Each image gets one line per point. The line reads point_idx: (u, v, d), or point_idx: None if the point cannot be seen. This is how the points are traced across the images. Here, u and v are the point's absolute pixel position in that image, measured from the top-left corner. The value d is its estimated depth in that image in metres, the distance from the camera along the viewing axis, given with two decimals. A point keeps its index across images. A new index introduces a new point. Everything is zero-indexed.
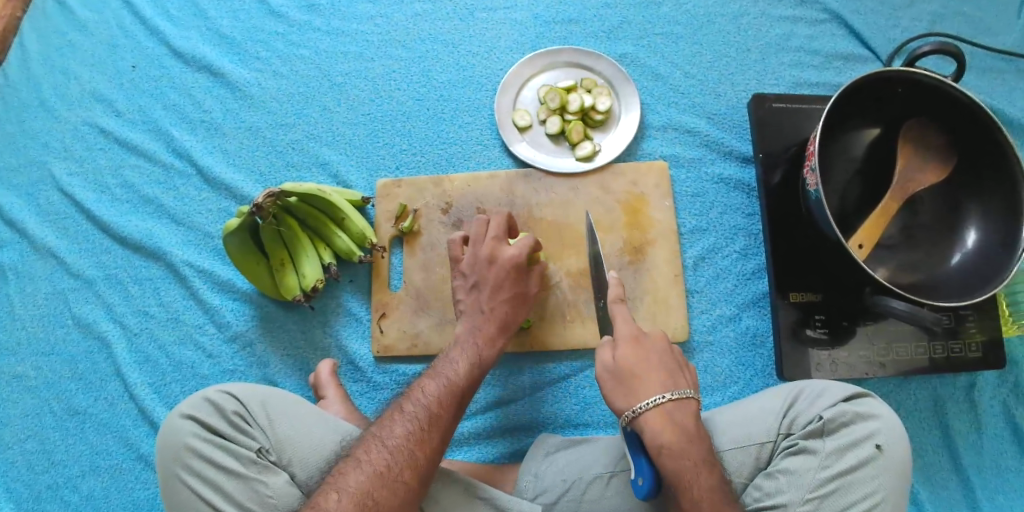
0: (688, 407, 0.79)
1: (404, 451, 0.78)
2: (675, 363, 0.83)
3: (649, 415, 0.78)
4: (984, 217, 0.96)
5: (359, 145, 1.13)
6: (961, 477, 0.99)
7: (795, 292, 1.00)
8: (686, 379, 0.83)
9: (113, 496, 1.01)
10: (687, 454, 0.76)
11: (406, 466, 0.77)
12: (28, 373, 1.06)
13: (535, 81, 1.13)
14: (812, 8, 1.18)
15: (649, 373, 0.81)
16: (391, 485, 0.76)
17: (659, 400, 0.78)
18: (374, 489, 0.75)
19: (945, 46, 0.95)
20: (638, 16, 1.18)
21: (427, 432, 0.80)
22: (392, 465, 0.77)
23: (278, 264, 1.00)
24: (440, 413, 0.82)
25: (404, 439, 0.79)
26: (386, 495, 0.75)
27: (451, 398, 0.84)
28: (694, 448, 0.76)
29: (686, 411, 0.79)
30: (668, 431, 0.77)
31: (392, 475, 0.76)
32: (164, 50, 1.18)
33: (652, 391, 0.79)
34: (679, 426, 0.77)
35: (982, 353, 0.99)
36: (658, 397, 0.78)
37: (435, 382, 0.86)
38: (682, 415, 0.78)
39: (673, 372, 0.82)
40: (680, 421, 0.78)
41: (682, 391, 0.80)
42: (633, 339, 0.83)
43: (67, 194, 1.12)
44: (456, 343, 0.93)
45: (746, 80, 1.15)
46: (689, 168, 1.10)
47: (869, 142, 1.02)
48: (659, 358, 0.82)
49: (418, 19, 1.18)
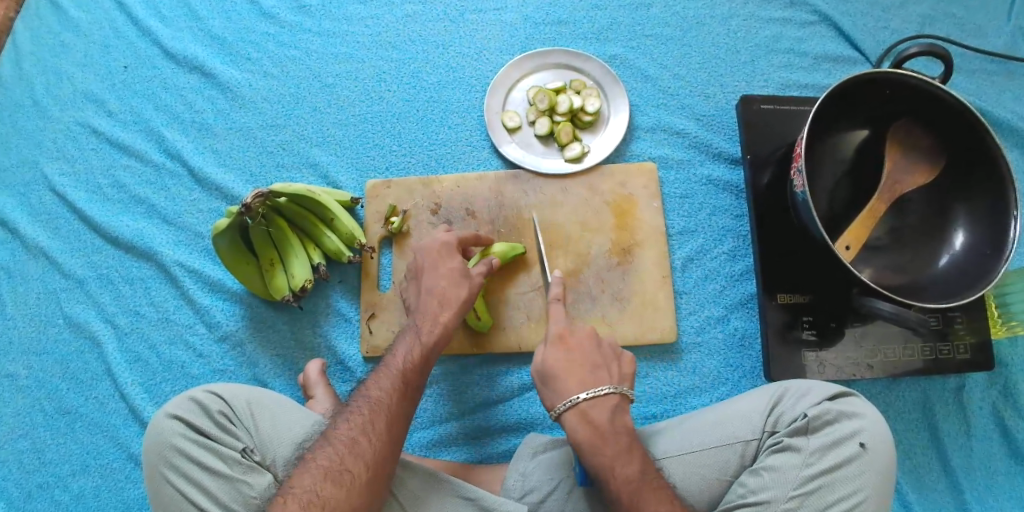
0: (609, 402, 0.82)
1: (346, 448, 0.78)
2: (603, 356, 0.85)
3: (567, 416, 0.81)
4: (970, 219, 0.96)
5: (349, 146, 1.13)
6: (949, 479, 0.99)
7: (783, 294, 1.00)
8: (611, 371, 0.85)
9: (103, 495, 1.01)
10: (604, 449, 0.79)
11: (350, 458, 0.77)
12: (20, 372, 1.07)
13: (525, 82, 1.13)
14: (801, 9, 1.18)
15: (572, 374, 0.83)
16: (338, 476, 0.76)
17: (575, 400, 0.81)
18: (320, 486, 0.75)
19: (933, 48, 0.95)
20: (628, 18, 1.18)
21: (371, 422, 0.81)
22: (336, 457, 0.77)
23: (268, 264, 1.01)
24: (384, 404, 0.82)
25: (348, 436, 0.79)
26: (333, 487, 0.75)
27: (396, 389, 0.84)
28: (611, 442, 0.79)
29: (603, 409, 0.81)
30: (583, 430, 0.80)
31: (337, 465, 0.77)
32: (155, 51, 1.19)
33: (569, 390, 0.82)
34: (592, 426, 0.80)
35: (970, 355, 0.99)
36: (572, 398, 0.81)
37: (379, 372, 0.86)
38: (597, 412, 0.81)
39: (597, 367, 0.84)
40: (598, 418, 0.81)
41: (598, 388, 0.82)
42: (558, 339, 0.85)
43: (59, 194, 1.13)
44: (401, 332, 0.93)
45: (735, 82, 1.15)
46: (678, 169, 1.10)
47: (858, 143, 1.02)
48: (583, 355, 0.85)
49: (408, 21, 1.19)
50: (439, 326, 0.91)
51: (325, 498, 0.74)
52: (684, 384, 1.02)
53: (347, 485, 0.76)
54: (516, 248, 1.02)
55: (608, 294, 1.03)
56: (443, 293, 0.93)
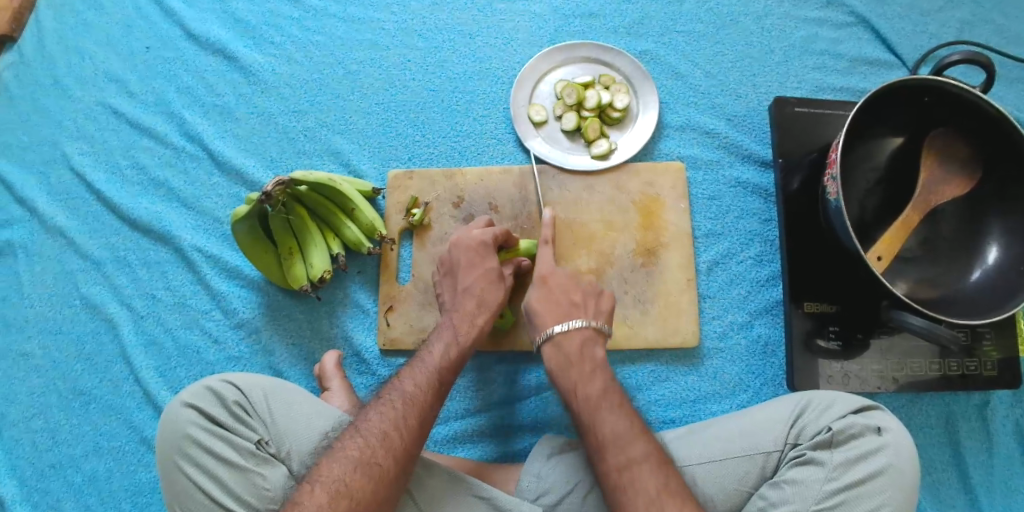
0: (581, 334, 0.88)
1: (377, 441, 0.77)
2: (581, 297, 0.91)
3: (544, 348, 0.89)
4: (1005, 234, 0.94)
5: (372, 135, 1.11)
6: (969, 495, 0.97)
7: (809, 302, 0.98)
8: (588, 309, 0.91)
9: (115, 478, 1.01)
10: (570, 372, 0.85)
11: (381, 451, 0.77)
12: (35, 352, 1.06)
13: (552, 76, 1.11)
14: (838, 10, 1.15)
15: (547, 311, 0.90)
16: (367, 468, 0.75)
17: (549, 332, 0.88)
18: (349, 476, 0.74)
19: (975, 56, 0.93)
20: (660, 13, 1.15)
21: (403, 417, 0.80)
22: (367, 449, 0.77)
23: (286, 253, 0.99)
24: (417, 401, 0.82)
25: (380, 428, 0.78)
26: (362, 479, 0.75)
27: (432, 384, 0.84)
28: (577, 367, 0.85)
29: (574, 339, 0.87)
30: (555, 358, 0.87)
31: (368, 457, 0.76)
32: (178, 33, 1.17)
33: (546, 323, 0.89)
34: (562, 354, 0.87)
35: (997, 372, 0.97)
36: (548, 329, 0.89)
37: (413, 367, 0.86)
38: (568, 342, 0.87)
39: (575, 304, 0.90)
40: (570, 349, 0.87)
41: (572, 321, 0.88)
42: (541, 279, 0.93)
43: (78, 174, 1.12)
44: (436, 328, 0.92)
45: (767, 82, 1.12)
46: (706, 169, 1.08)
47: (892, 151, 0.99)
48: (562, 292, 0.91)
49: (435, 9, 1.16)
50: (477, 330, 0.91)
51: (353, 489, 0.74)
52: (704, 389, 1.00)
53: (376, 479, 0.75)
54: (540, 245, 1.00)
55: (630, 295, 1.02)
56: (483, 296, 0.93)
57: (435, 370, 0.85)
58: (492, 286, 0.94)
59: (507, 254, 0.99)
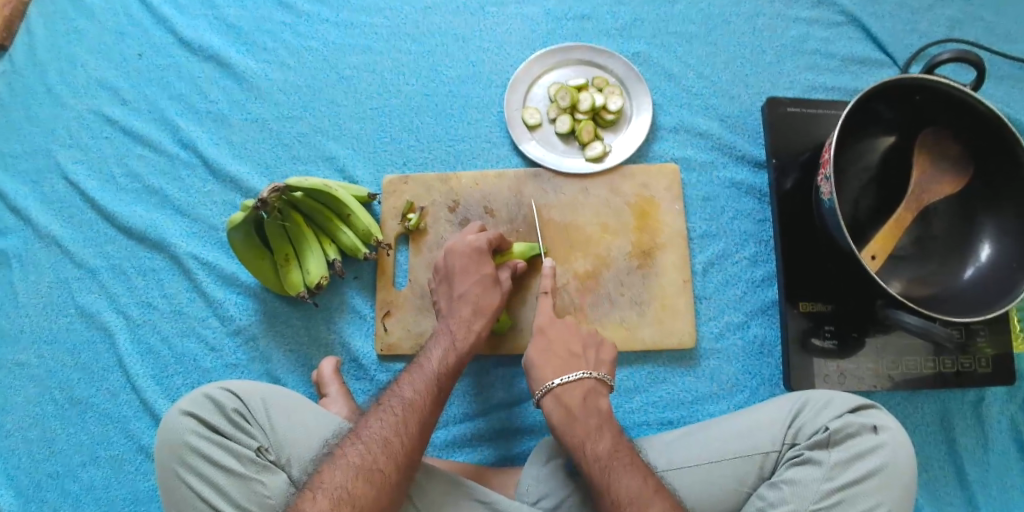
0: (582, 385, 0.87)
1: (379, 447, 0.78)
2: (580, 347, 0.91)
3: (545, 400, 0.87)
4: (997, 232, 0.94)
5: (367, 140, 1.11)
6: (966, 492, 0.98)
7: (804, 302, 0.99)
8: (589, 359, 0.90)
9: (114, 487, 1.01)
10: (577, 425, 0.84)
11: (382, 457, 0.77)
12: (31, 362, 1.06)
13: (546, 79, 1.11)
14: (829, 10, 1.15)
15: (548, 362, 0.89)
16: (368, 475, 0.75)
17: (551, 384, 0.87)
18: (351, 484, 0.74)
19: (965, 55, 0.93)
20: (653, 15, 1.16)
21: (404, 423, 0.80)
22: (368, 456, 0.77)
23: (283, 259, 0.99)
24: (417, 407, 0.82)
25: (381, 435, 0.79)
26: (363, 486, 0.75)
27: (430, 388, 0.84)
28: (583, 421, 0.84)
29: (575, 391, 0.86)
30: (558, 412, 0.85)
31: (369, 464, 0.76)
32: (170, 39, 1.17)
33: (547, 375, 0.88)
34: (566, 409, 0.85)
35: (991, 368, 0.98)
36: (549, 383, 0.87)
37: (412, 373, 0.86)
38: (570, 395, 0.86)
39: (574, 355, 0.90)
40: (572, 402, 0.86)
41: (573, 373, 0.87)
42: (539, 333, 0.92)
43: (72, 183, 1.11)
44: (435, 334, 0.93)
45: (760, 83, 1.13)
46: (701, 171, 1.09)
47: (884, 150, 1.00)
48: (560, 342, 0.91)
49: (428, 13, 1.16)
50: (474, 334, 0.91)
51: (355, 496, 0.74)
52: (701, 389, 1.01)
53: (378, 485, 0.75)
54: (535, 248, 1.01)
55: (626, 297, 1.02)
56: (477, 301, 0.93)
57: (433, 376, 0.86)
58: (488, 290, 0.94)
59: (501, 257, 1.01)
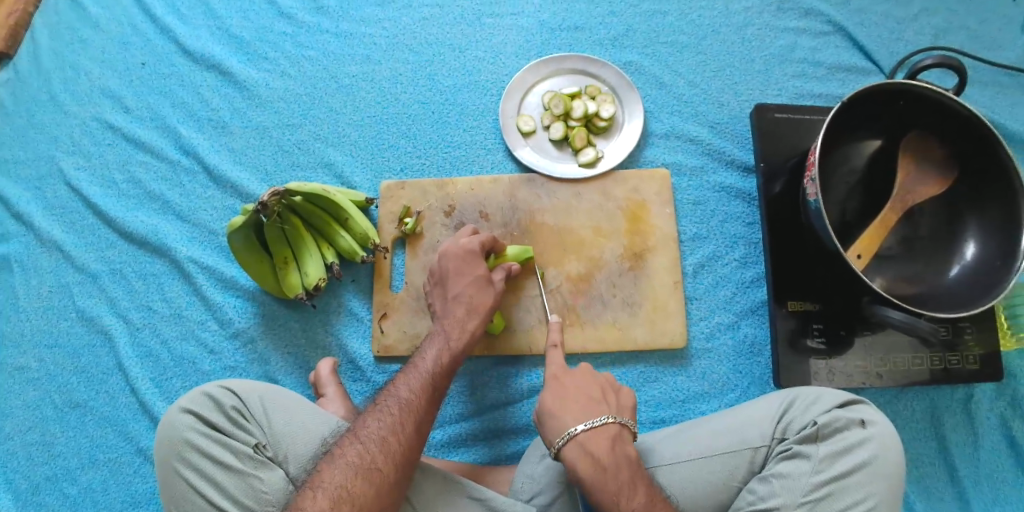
0: (608, 433, 0.79)
1: (376, 447, 0.79)
2: (599, 390, 0.84)
3: (567, 450, 0.79)
4: (982, 231, 0.96)
5: (365, 146, 1.14)
6: (957, 489, 0.99)
7: (793, 302, 1.01)
8: (610, 404, 0.83)
9: (112, 489, 1.02)
10: (609, 480, 0.77)
11: (380, 456, 0.78)
12: (31, 365, 1.07)
13: (540, 87, 1.14)
14: (816, 19, 1.19)
15: (568, 408, 0.82)
16: (367, 474, 0.77)
17: (574, 432, 0.79)
18: (350, 482, 0.75)
19: (947, 60, 0.96)
20: (643, 25, 1.19)
21: (400, 423, 0.81)
22: (366, 455, 0.78)
23: (282, 262, 1.01)
24: (413, 406, 0.83)
25: (378, 434, 0.80)
26: (362, 485, 0.76)
27: (426, 388, 0.86)
28: (614, 475, 0.77)
29: (602, 442, 0.79)
30: (584, 466, 0.78)
31: (367, 463, 0.77)
32: (173, 49, 1.20)
33: (567, 423, 0.80)
34: (594, 461, 0.78)
35: (979, 365, 0.99)
36: (571, 430, 0.79)
37: (407, 373, 0.88)
38: (596, 444, 0.78)
39: (594, 400, 0.83)
40: (599, 451, 0.78)
41: (596, 419, 0.80)
42: (556, 379, 0.85)
43: (74, 189, 1.14)
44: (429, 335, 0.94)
45: (749, 90, 1.16)
46: (691, 176, 1.11)
47: (870, 153, 1.02)
48: (576, 385, 0.84)
49: (425, 24, 1.19)
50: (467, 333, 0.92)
51: (354, 495, 0.75)
52: (693, 389, 1.02)
53: (376, 482, 0.76)
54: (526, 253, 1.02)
55: (619, 298, 1.04)
56: (470, 300, 0.95)
57: (427, 376, 0.87)
58: (483, 291, 0.96)
59: (495, 260, 1.02)
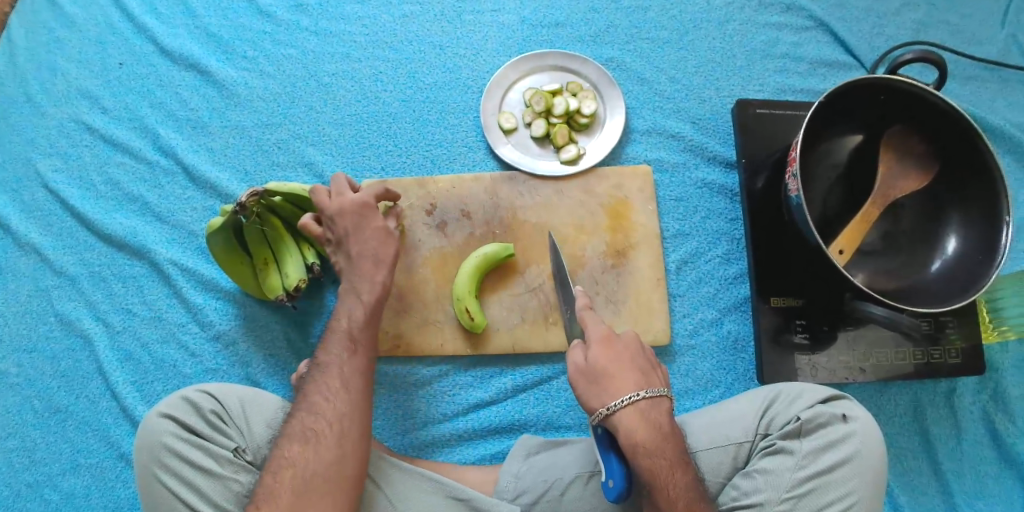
0: (663, 404, 0.78)
1: (309, 413, 0.80)
2: (647, 361, 0.81)
3: (623, 415, 0.76)
4: (962, 226, 0.96)
5: (345, 146, 1.13)
6: (940, 482, 0.99)
7: (775, 297, 1.01)
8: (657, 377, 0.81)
9: (94, 495, 1.01)
10: (663, 453, 0.75)
11: (312, 420, 0.79)
12: (10, 370, 1.06)
13: (521, 84, 1.13)
14: (797, 15, 1.18)
15: (623, 373, 0.78)
16: (304, 438, 0.78)
17: (634, 398, 0.76)
18: (288, 449, 0.77)
19: (928, 55, 0.95)
20: (625, 21, 1.18)
21: (325, 384, 0.82)
22: (299, 421, 0.79)
23: (262, 263, 1.00)
24: (334, 365, 0.84)
25: (308, 400, 0.81)
26: (299, 448, 0.77)
27: (344, 346, 0.86)
28: (665, 449, 0.76)
29: (659, 410, 0.77)
30: (644, 431, 0.75)
31: (302, 428, 0.79)
32: (151, 48, 1.18)
33: (625, 388, 0.77)
34: (653, 428, 0.76)
35: (961, 359, 0.99)
36: (632, 395, 0.76)
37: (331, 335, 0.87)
38: (656, 414, 0.77)
39: (646, 371, 0.80)
40: (656, 421, 0.77)
41: (655, 389, 0.78)
42: (605, 340, 0.80)
43: (52, 191, 1.12)
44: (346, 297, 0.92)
45: (731, 86, 1.15)
46: (673, 172, 1.11)
47: (851, 148, 1.02)
48: (630, 357, 0.80)
49: (405, 21, 1.19)
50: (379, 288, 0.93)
51: (294, 458, 0.76)
52: (678, 386, 1.02)
53: (313, 444, 0.77)
54: (509, 251, 1.02)
55: (602, 296, 1.04)
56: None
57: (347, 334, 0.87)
58: None
59: (482, 260, 1.01)
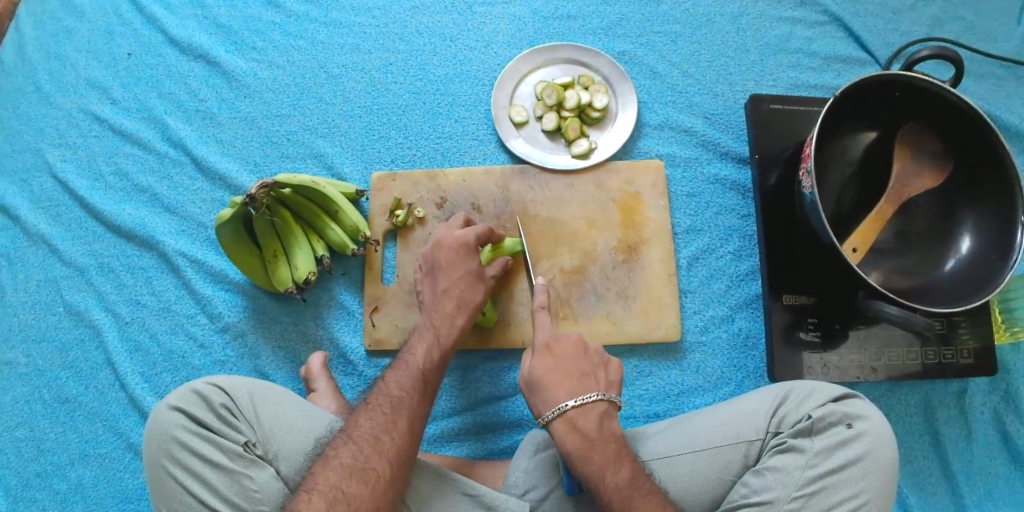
0: (597, 409, 0.82)
1: (369, 445, 0.78)
2: (590, 365, 0.86)
3: (556, 424, 0.82)
4: (976, 225, 0.96)
5: (355, 138, 1.12)
6: (949, 482, 0.99)
7: (788, 295, 1.00)
8: (598, 379, 0.86)
9: (101, 485, 1.01)
10: (592, 455, 0.79)
11: (374, 455, 0.77)
12: (19, 360, 1.06)
13: (532, 77, 1.13)
14: (812, 9, 1.17)
15: (559, 382, 0.84)
16: (362, 474, 0.75)
17: (563, 407, 0.82)
18: (346, 483, 0.74)
19: (943, 52, 0.94)
20: (638, 14, 1.17)
21: (394, 421, 0.81)
22: (359, 455, 0.77)
23: (271, 255, 0.99)
24: (405, 405, 0.83)
25: (371, 435, 0.79)
26: (358, 485, 0.75)
27: (415, 384, 0.85)
28: (600, 450, 0.79)
29: (590, 416, 0.82)
30: (571, 438, 0.80)
31: (361, 463, 0.76)
32: (160, 38, 1.18)
33: (559, 397, 0.83)
34: (582, 433, 0.81)
35: (974, 360, 0.99)
36: (561, 405, 0.82)
37: (400, 371, 0.87)
38: (586, 419, 0.81)
39: (584, 376, 0.85)
40: (587, 427, 0.81)
41: (586, 395, 0.83)
42: (545, 349, 0.87)
43: (61, 181, 1.12)
44: (416, 332, 0.93)
45: (744, 81, 1.14)
46: (685, 167, 1.10)
47: (866, 145, 1.01)
48: (570, 362, 0.86)
49: (415, 12, 1.18)
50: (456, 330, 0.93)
51: (351, 495, 0.74)
52: (688, 382, 1.02)
53: (370, 483, 0.75)
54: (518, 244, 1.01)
55: (613, 292, 1.03)
56: (459, 293, 0.95)
57: (418, 372, 0.87)
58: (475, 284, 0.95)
59: (492, 252, 1.02)
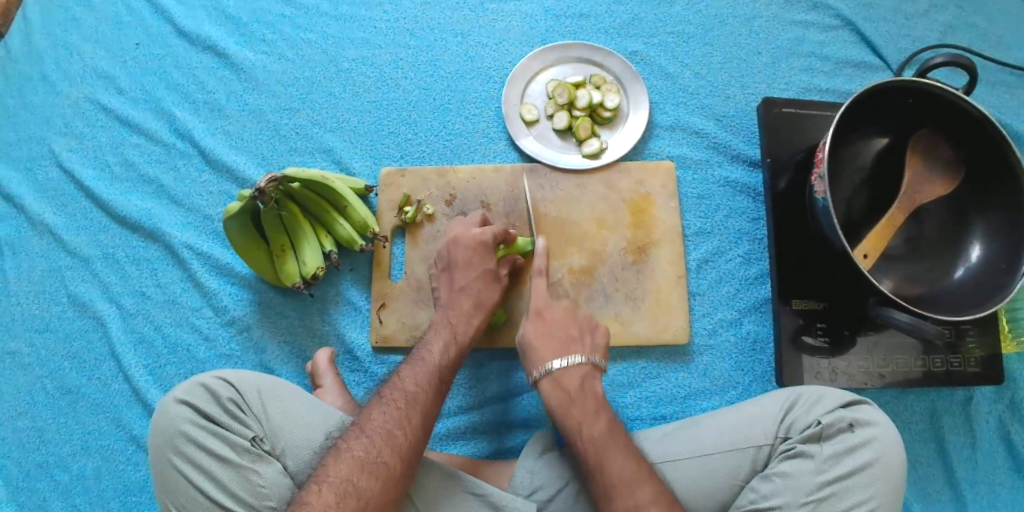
0: (580, 370, 0.88)
1: (382, 439, 0.77)
2: (577, 330, 0.92)
3: (544, 383, 0.88)
4: (988, 233, 0.95)
5: (365, 133, 1.11)
6: (953, 489, 0.99)
7: (798, 299, 1.00)
8: (585, 343, 0.91)
9: (103, 477, 1.00)
10: (571, 409, 0.84)
11: (386, 450, 0.77)
12: (22, 350, 1.05)
13: (543, 76, 1.12)
14: (825, 13, 1.17)
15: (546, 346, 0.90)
16: (373, 468, 0.75)
17: (549, 367, 0.88)
18: (356, 477, 0.74)
19: (958, 58, 0.94)
20: (651, 14, 1.17)
21: (407, 417, 0.80)
22: (370, 448, 0.76)
23: (279, 249, 0.99)
24: (418, 400, 0.82)
25: (384, 429, 0.78)
26: (368, 479, 0.74)
27: (430, 379, 0.85)
28: (579, 405, 0.85)
29: (573, 375, 0.87)
30: (555, 395, 0.87)
31: (372, 457, 0.76)
32: (168, 29, 1.17)
33: (545, 358, 0.89)
34: (564, 390, 0.86)
35: (980, 368, 0.99)
36: (547, 365, 0.88)
37: (415, 367, 0.86)
38: (569, 377, 0.87)
39: (570, 340, 0.90)
40: (571, 385, 0.87)
41: (573, 357, 0.88)
42: (536, 316, 0.93)
43: (66, 171, 1.11)
44: (433, 328, 0.93)
45: (756, 84, 1.14)
46: (695, 169, 1.10)
47: (878, 151, 1.01)
48: (557, 327, 0.92)
49: (427, 8, 1.17)
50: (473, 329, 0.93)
51: (361, 489, 0.73)
52: (695, 385, 1.01)
53: (381, 478, 0.75)
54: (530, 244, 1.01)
55: (621, 293, 1.03)
56: (469, 291, 0.94)
57: (434, 370, 0.87)
58: (485, 283, 0.95)
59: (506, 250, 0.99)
